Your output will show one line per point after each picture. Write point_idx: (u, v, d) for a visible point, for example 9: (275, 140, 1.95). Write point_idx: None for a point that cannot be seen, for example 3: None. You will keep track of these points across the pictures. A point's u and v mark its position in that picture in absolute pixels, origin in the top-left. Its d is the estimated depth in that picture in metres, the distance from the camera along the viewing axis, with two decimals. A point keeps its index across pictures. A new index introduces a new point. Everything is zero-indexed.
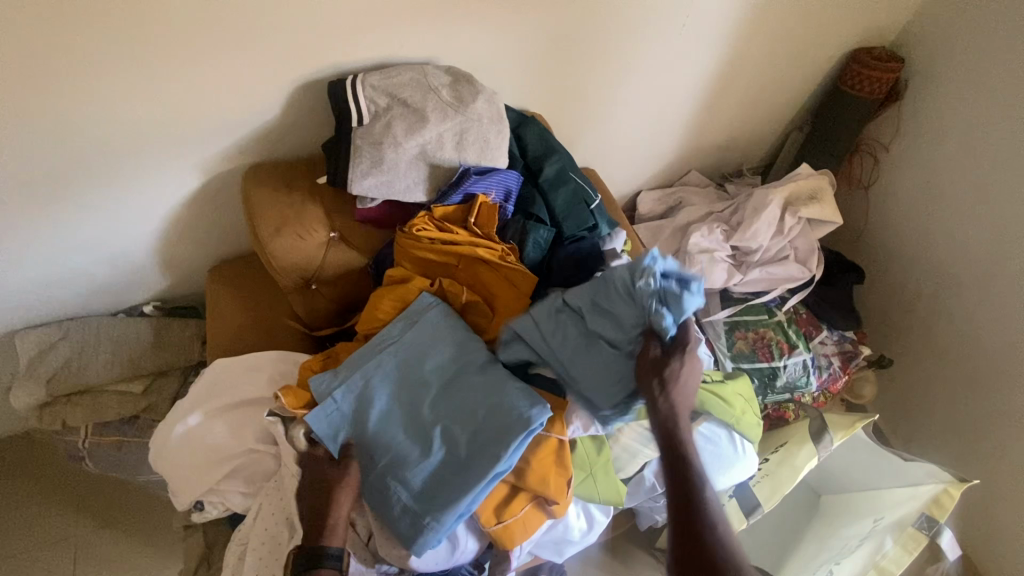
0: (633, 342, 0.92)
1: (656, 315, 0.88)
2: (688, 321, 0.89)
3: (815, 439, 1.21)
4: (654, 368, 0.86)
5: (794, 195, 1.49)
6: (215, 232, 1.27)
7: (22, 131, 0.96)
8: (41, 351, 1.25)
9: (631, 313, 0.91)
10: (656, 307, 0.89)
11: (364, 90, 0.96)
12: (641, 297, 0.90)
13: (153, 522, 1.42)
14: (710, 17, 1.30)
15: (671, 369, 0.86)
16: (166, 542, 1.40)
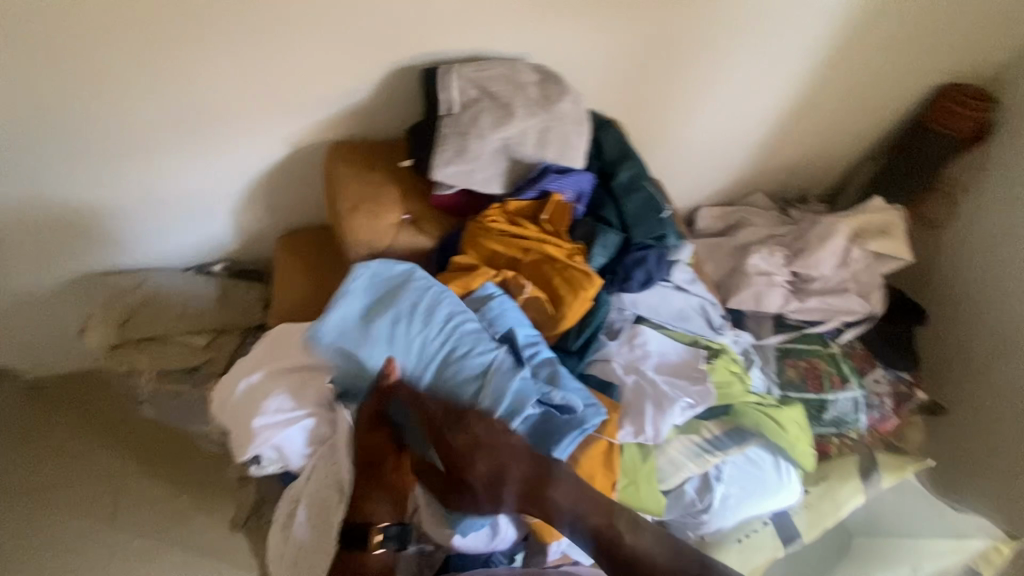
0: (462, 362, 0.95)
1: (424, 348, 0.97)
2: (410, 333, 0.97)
3: (866, 476, 1.26)
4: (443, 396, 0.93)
5: (864, 227, 1.46)
6: (290, 202, 1.31)
7: (143, 85, 1.05)
8: (120, 294, 1.34)
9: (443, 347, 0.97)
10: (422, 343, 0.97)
11: (457, 79, 0.99)
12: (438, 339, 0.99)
13: (196, 474, 1.47)
14: (797, 37, 1.30)
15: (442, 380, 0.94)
16: (206, 494, 1.45)
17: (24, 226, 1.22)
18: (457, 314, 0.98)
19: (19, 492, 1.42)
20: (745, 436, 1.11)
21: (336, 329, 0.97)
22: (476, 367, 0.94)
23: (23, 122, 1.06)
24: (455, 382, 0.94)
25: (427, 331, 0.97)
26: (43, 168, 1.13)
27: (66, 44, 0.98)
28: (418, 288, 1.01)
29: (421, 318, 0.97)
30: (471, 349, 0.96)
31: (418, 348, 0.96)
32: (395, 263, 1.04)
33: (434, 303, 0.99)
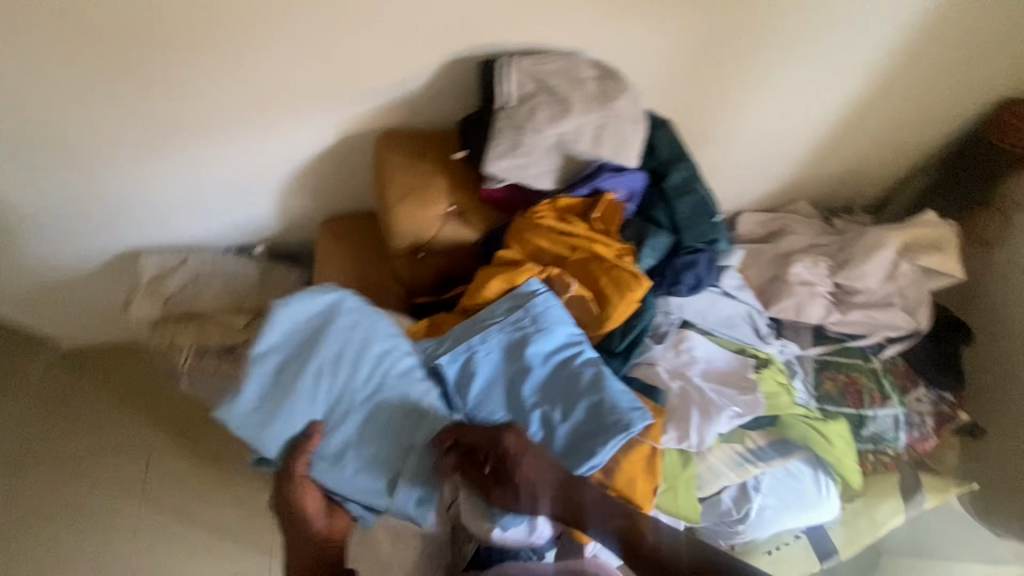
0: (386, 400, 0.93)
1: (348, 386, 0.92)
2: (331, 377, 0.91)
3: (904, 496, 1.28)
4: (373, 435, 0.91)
5: (914, 241, 1.42)
6: (334, 187, 1.32)
7: (200, 65, 1.06)
8: (164, 271, 1.36)
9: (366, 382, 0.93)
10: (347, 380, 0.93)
11: (516, 72, 0.98)
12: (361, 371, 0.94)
13: (226, 452, 1.50)
14: (856, 41, 1.27)
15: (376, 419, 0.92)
16: (236, 472, 1.48)
17: (79, 201, 1.25)
18: (386, 358, 0.94)
19: (59, 459, 1.47)
20: (791, 448, 1.09)
21: (255, 393, 0.88)
22: (407, 417, 0.93)
23: (86, 99, 1.08)
24: (388, 434, 0.92)
25: (353, 382, 0.92)
26: (103, 145, 1.16)
27: (132, 24, 0.99)
28: (342, 333, 0.93)
29: (346, 369, 0.92)
30: (403, 398, 0.93)
31: (345, 400, 0.91)
32: (319, 295, 0.94)
33: (360, 349, 0.93)
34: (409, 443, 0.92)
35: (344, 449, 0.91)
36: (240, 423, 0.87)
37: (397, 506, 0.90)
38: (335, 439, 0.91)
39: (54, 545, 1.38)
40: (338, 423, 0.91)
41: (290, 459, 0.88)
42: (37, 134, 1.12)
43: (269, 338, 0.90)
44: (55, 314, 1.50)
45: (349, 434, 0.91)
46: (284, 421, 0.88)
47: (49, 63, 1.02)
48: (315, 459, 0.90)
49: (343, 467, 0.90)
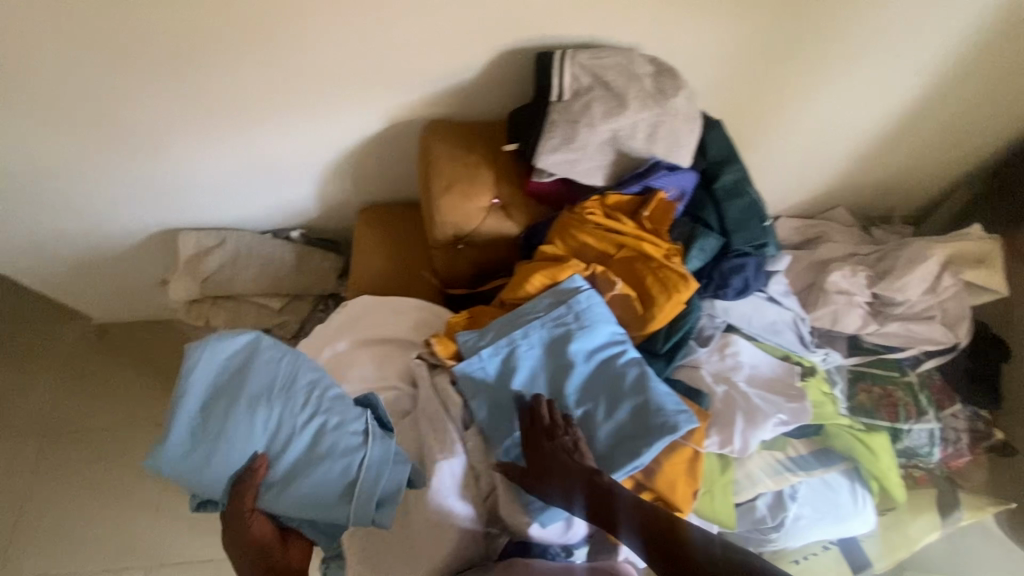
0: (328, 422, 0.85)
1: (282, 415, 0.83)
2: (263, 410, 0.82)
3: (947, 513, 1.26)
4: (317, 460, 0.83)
5: (958, 254, 1.37)
6: (373, 175, 1.32)
7: (250, 51, 1.05)
8: (200, 252, 1.36)
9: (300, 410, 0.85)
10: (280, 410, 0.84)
11: (572, 66, 0.99)
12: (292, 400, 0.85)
13: None
14: (914, 51, 1.22)
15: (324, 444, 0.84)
16: None
17: (121, 183, 1.26)
18: (320, 380, 0.87)
19: (94, 432, 1.55)
20: (833, 460, 1.08)
21: (185, 438, 0.80)
22: (355, 430, 0.85)
23: (134, 84, 1.08)
24: (337, 450, 0.83)
25: (289, 409, 0.84)
26: (148, 129, 1.16)
27: (183, 8, 0.98)
28: (267, 366, 0.84)
29: (279, 399, 0.84)
30: (344, 415, 0.85)
31: (283, 429, 0.83)
32: (233, 337, 0.85)
33: (289, 377, 0.85)
34: (359, 456, 0.83)
35: (293, 474, 0.82)
36: (177, 469, 0.79)
37: (356, 516, 0.83)
38: (282, 466, 0.82)
39: (98, 505, 1.48)
40: (281, 451, 0.83)
41: (235, 496, 0.80)
42: (85, 117, 1.13)
43: (189, 388, 0.81)
44: (93, 290, 1.54)
45: (296, 458, 0.83)
46: (221, 461, 0.79)
47: (98, 49, 1.02)
48: (262, 491, 0.82)
49: (296, 491, 0.82)
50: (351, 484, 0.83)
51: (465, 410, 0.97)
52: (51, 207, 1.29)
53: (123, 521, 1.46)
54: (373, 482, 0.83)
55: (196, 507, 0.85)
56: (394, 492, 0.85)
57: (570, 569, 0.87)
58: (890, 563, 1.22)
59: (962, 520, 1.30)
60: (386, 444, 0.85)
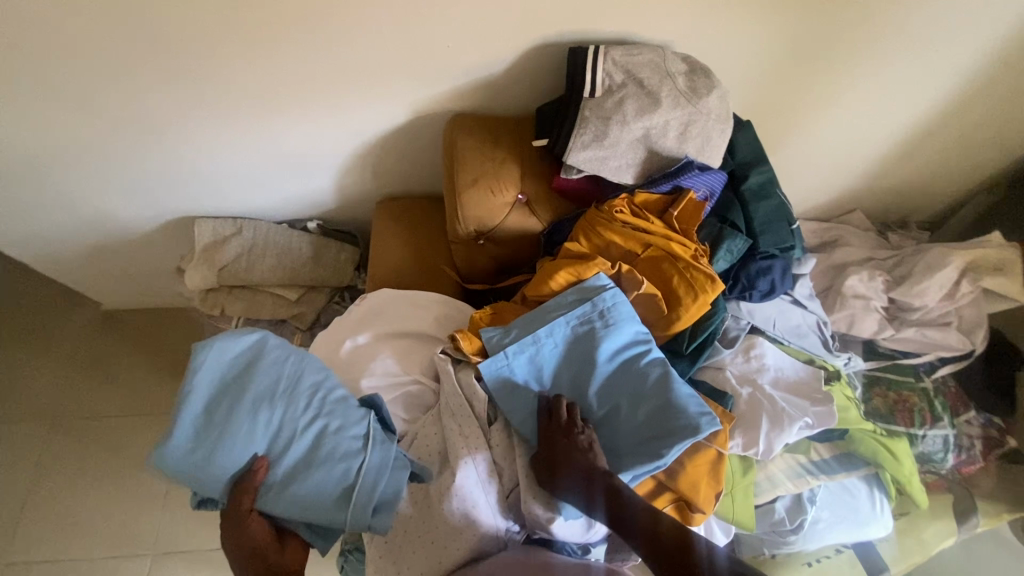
0: (330, 423, 0.84)
1: (287, 417, 0.82)
2: (264, 411, 0.80)
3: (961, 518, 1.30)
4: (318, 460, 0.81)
5: (977, 262, 1.34)
6: (395, 167, 1.31)
7: (273, 39, 1.03)
8: (216, 241, 1.35)
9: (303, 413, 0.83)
10: (285, 412, 0.82)
11: (606, 63, 1.01)
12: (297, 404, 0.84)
13: None
14: (946, 58, 1.20)
15: (327, 445, 0.82)
16: None
17: (138, 170, 1.24)
18: (323, 383, 0.86)
19: (101, 420, 1.55)
20: (855, 464, 1.08)
21: (188, 434, 0.77)
22: (355, 435, 0.84)
23: (158, 71, 1.07)
24: (336, 454, 0.82)
25: (292, 411, 0.82)
26: (170, 117, 1.15)
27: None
28: (272, 367, 0.83)
29: (282, 400, 0.82)
30: (345, 419, 0.85)
31: (285, 430, 0.81)
32: (240, 336, 0.84)
33: (294, 379, 0.84)
34: (358, 461, 0.83)
35: (292, 476, 0.80)
36: (178, 467, 0.76)
37: (352, 523, 0.81)
38: (281, 468, 0.80)
39: (102, 495, 1.46)
40: (281, 453, 0.81)
41: (233, 496, 0.77)
42: (105, 102, 1.11)
43: (193, 385, 0.79)
44: (105, 277, 1.53)
45: (295, 461, 0.81)
46: (222, 459, 0.77)
47: (123, 35, 1.00)
48: (260, 493, 0.79)
49: (294, 494, 0.79)
50: (349, 489, 0.81)
51: (490, 407, 0.97)
52: (68, 192, 1.27)
53: (127, 509, 1.45)
54: (371, 486, 0.82)
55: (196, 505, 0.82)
56: (391, 498, 0.83)
57: (585, 569, 0.80)
58: (904, 567, 1.22)
59: (978, 527, 1.32)
60: (386, 449, 0.85)
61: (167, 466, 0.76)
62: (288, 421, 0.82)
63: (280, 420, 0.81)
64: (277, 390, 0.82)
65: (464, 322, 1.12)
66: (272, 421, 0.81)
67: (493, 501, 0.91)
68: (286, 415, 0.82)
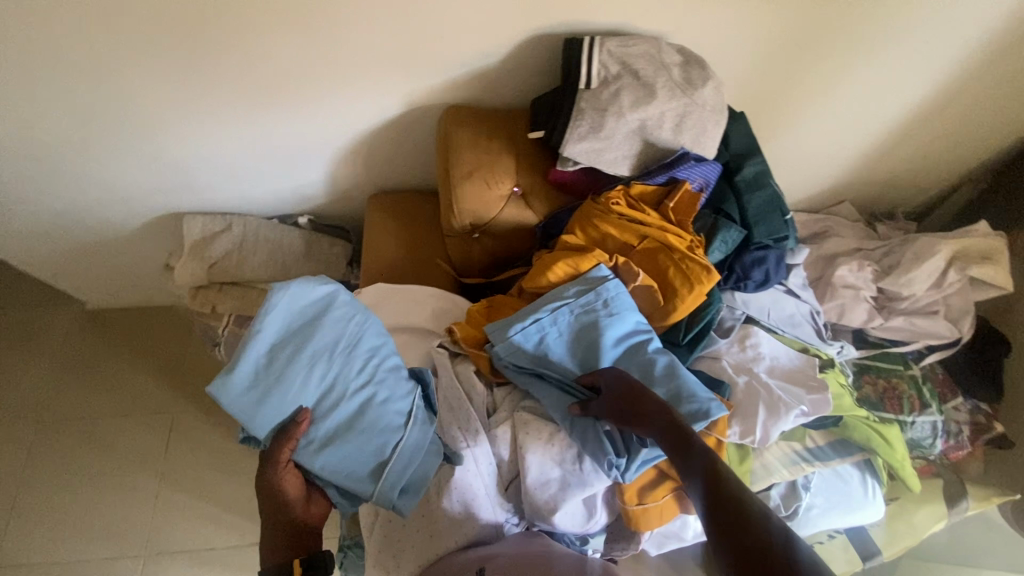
0: (380, 392, 0.85)
1: (343, 375, 0.82)
2: (325, 364, 0.80)
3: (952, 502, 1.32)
4: (358, 428, 0.82)
5: (964, 250, 1.36)
6: (388, 161, 1.30)
7: (261, 32, 1.02)
8: (205, 237, 1.32)
9: (356, 375, 0.84)
10: (341, 371, 0.82)
11: (601, 53, 1.01)
12: (351, 366, 0.83)
13: None
14: (932, 51, 1.22)
15: (370, 416, 0.83)
16: None
17: (123, 166, 1.22)
18: (379, 351, 0.87)
19: (88, 421, 1.52)
20: (849, 450, 1.10)
21: (249, 370, 0.75)
22: (398, 410, 0.86)
23: (145, 64, 1.04)
24: (377, 427, 0.84)
25: (347, 372, 0.83)
26: (158, 110, 1.12)
27: None
28: (338, 322, 0.83)
29: (341, 359, 0.82)
30: (392, 392, 0.86)
31: (339, 388, 0.82)
32: (316, 282, 0.82)
33: (355, 339, 0.84)
34: (396, 437, 0.85)
35: (332, 438, 0.80)
36: (230, 401, 0.74)
37: (380, 495, 0.83)
38: (323, 428, 0.80)
39: (89, 497, 1.44)
40: (327, 413, 0.80)
41: (277, 442, 0.76)
42: (90, 96, 1.08)
43: (264, 323, 0.76)
44: (89, 275, 1.50)
45: (338, 423, 0.81)
46: (276, 404, 0.76)
47: (110, 26, 0.98)
48: (299, 446, 0.78)
49: (331, 457, 0.80)
50: (383, 463, 0.84)
51: (491, 399, 0.99)
52: (52, 189, 1.24)
53: (116, 511, 1.43)
54: (405, 465, 0.85)
55: (242, 439, 0.80)
56: (418, 480, 0.87)
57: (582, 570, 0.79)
58: (894, 551, 1.25)
59: (969, 510, 1.33)
60: (425, 430, 0.89)
61: (219, 398, 0.73)
62: (343, 381, 0.82)
63: (336, 377, 0.82)
64: (338, 347, 0.82)
65: (461, 316, 1.12)
66: (329, 376, 0.81)
67: (493, 497, 0.91)
68: (340, 375, 0.82)
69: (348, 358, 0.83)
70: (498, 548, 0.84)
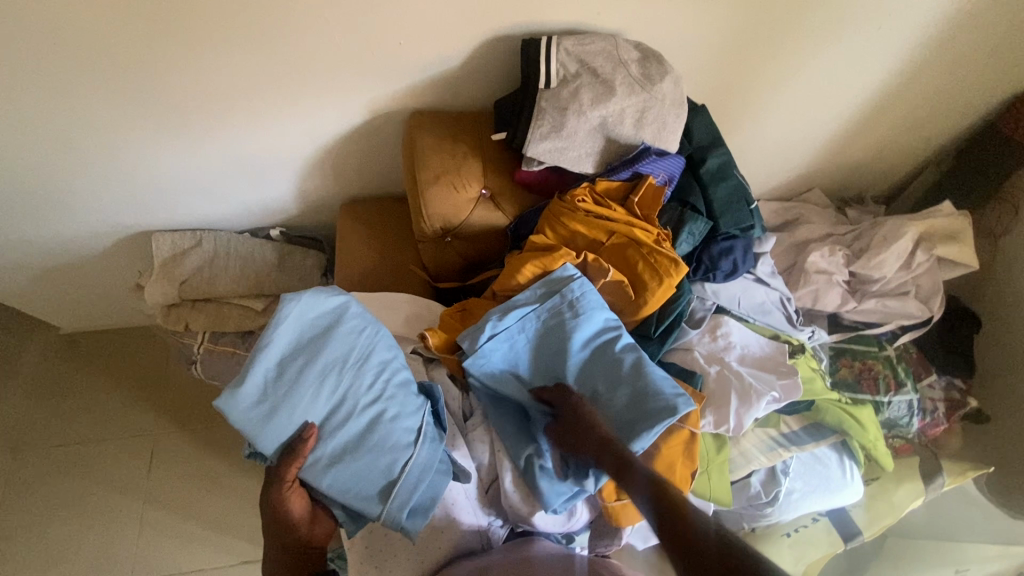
0: (385, 409, 0.85)
1: (350, 390, 0.83)
2: (330, 378, 0.82)
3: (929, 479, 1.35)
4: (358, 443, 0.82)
5: (930, 231, 1.38)
6: (357, 170, 1.29)
7: (217, 47, 1.01)
8: (175, 254, 1.30)
9: (361, 391, 0.84)
10: (346, 386, 0.83)
11: (559, 53, 1.02)
12: (357, 382, 0.84)
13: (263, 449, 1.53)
14: (886, 37, 1.24)
15: (376, 434, 0.83)
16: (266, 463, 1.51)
17: (86, 186, 1.19)
18: (390, 364, 0.87)
19: (67, 447, 1.49)
20: (824, 433, 1.11)
21: (255, 386, 0.78)
22: (408, 427, 0.85)
23: (104, 84, 1.03)
24: (385, 444, 0.83)
25: (357, 386, 0.84)
26: (119, 128, 1.10)
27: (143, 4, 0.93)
28: (347, 336, 0.85)
29: (350, 372, 0.84)
30: (402, 408, 0.86)
31: (345, 403, 0.83)
32: (326, 296, 0.86)
33: (365, 353, 0.86)
34: (406, 454, 0.84)
35: (337, 455, 0.81)
36: (239, 415, 0.77)
37: (388, 516, 0.82)
38: (329, 445, 0.81)
39: (72, 524, 1.41)
40: (335, 428, 0.82)
41: (283, 461, 0.78)
42: (48, 117, 1.06)
43: (274, 336, 0.80)
44: (60, 298, 1.47)
45: (344, 441, 0.82)
46: (283, 418, 0.78)
47: (62, 43, 0.96)
48: (307, 463, 0.81)
49: (338, 474, 0.81)
50: (391, 482, 0.83)
51: (466, 403, 0.99)
52: (14, 213, 1.22)
53: (99, 538, 1.40)
54: (416, 482, 0.83)
55: (247, 455, 0.82)
56: (428, 502, 0.84)
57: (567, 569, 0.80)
58: (875, 531, 1.27)
59: (944, 486, 1.36)
60: (435, 448, 0.87)
61: (229, 411, 0.77)
62: (348, 398, 0.83)
63: (342, 392, 0.83)
64: (345, 363, 0.84)
65: (435, 321, 1.12)
66: (333, 393, 0.82)
67: (473, 501, 0.91)
68: (346, 391, 0.83)
69: (354, 374, 0.84)
70: (489, 557, 0.85)
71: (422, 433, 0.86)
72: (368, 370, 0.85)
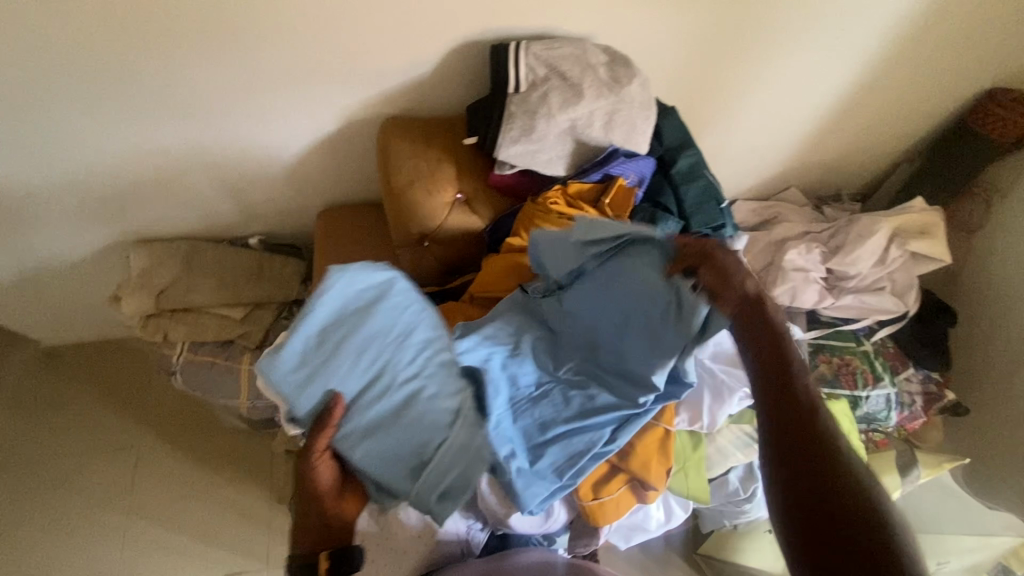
0: (423, 384, 0.79)
1: (389, 363, 0.79)
2: (370, 346, 0.80)
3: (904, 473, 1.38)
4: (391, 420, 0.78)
5: (903, 226, 1.40)
6: (333, 176, 1.29)
7: (185, 58, 1.01)
8: (150, 264, 1.28)
9: (402, 363, 0.80)
10: (383, 360, 0.80)
11: (527, 57, 1.03)
12: (399, 354, 0.80)
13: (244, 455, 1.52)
14: (851, 38, 1.27)
15: (409, 412, 0.77)
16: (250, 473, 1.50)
17: (58, 198, 1.19)
18: (433, 342, 0.82)
19: (47, 462, 1.48)
20: None
21: (294, 353, 0.79)
22: (446, 407, 0.78)
23: (72, 96, 1.03)
24: (422, 421, 0.77)
25: (397, 361, 0.80)
26: (90, 140, 1.10)
27: (108, 16, 0.93)
28: (392, 311, 0.82)
29: (392, 347, 0.80)
30: (440, 387, 0.79)
31: (383, 376, 0.79)
32: (373, 270, 0.85)
33: (407, 328, 0.82)
34: (441, 436, 0.77)
35: (371, 430, 0.78)
36: (277, 379, 0.78)
37: (416, 498, 0.77)
38: (360, 419, 0.78)
39: (53, 539, 1.39)
40: (372, 402, 0.78)
41: (313, 431, 0.78)
42: (16, 130, 1.05)
43: (319, 304, 0.81)
44: (35, 311, 1.46)
45: (381, 415, 0.78)
46: (318, 386, 0.78)
47: (29, 55, 0.96)
48: (339, 435, 0.79)
49: (371, 448, 0.78)
50: (422, 464, 0.77)
51: None
52: None
53: (80, 553, 1.39)
54: (445, 468, 0.76)
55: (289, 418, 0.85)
56: (460, 486, 0.77)
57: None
58: None
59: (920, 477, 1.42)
60: (474, 432, 0.78)
61: (268, 374, 0.79)
62: (384, 370, 0.79)
63: (379, 364, 0.79)
64: (388, 336, 0.81)
65: None
66: (371, 365, 0.79)
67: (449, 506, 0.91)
68: (384, 364, 0.79)
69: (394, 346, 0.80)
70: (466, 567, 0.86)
71: (462, 411, 0.79)
72: (409, 343, 0.81)
